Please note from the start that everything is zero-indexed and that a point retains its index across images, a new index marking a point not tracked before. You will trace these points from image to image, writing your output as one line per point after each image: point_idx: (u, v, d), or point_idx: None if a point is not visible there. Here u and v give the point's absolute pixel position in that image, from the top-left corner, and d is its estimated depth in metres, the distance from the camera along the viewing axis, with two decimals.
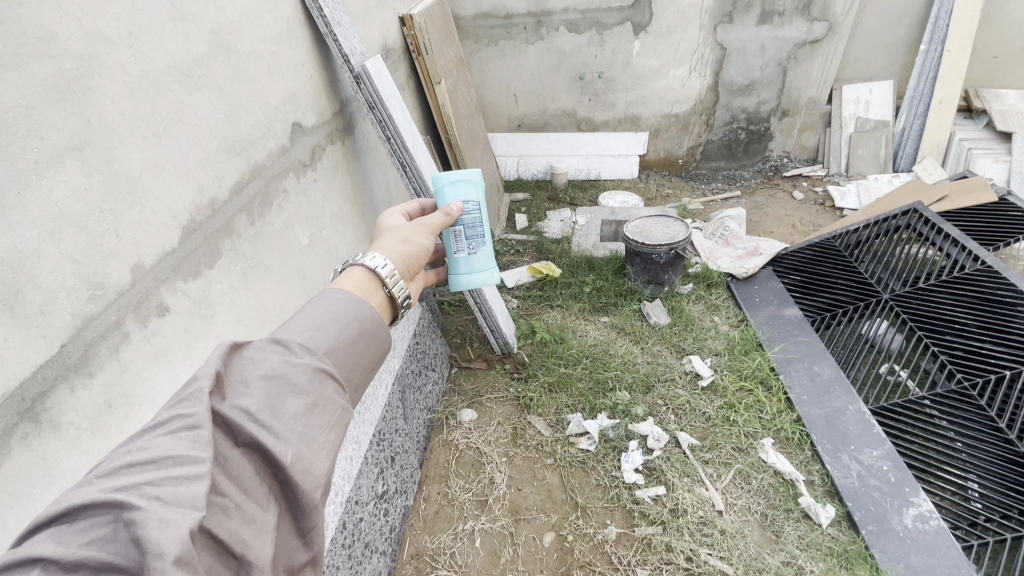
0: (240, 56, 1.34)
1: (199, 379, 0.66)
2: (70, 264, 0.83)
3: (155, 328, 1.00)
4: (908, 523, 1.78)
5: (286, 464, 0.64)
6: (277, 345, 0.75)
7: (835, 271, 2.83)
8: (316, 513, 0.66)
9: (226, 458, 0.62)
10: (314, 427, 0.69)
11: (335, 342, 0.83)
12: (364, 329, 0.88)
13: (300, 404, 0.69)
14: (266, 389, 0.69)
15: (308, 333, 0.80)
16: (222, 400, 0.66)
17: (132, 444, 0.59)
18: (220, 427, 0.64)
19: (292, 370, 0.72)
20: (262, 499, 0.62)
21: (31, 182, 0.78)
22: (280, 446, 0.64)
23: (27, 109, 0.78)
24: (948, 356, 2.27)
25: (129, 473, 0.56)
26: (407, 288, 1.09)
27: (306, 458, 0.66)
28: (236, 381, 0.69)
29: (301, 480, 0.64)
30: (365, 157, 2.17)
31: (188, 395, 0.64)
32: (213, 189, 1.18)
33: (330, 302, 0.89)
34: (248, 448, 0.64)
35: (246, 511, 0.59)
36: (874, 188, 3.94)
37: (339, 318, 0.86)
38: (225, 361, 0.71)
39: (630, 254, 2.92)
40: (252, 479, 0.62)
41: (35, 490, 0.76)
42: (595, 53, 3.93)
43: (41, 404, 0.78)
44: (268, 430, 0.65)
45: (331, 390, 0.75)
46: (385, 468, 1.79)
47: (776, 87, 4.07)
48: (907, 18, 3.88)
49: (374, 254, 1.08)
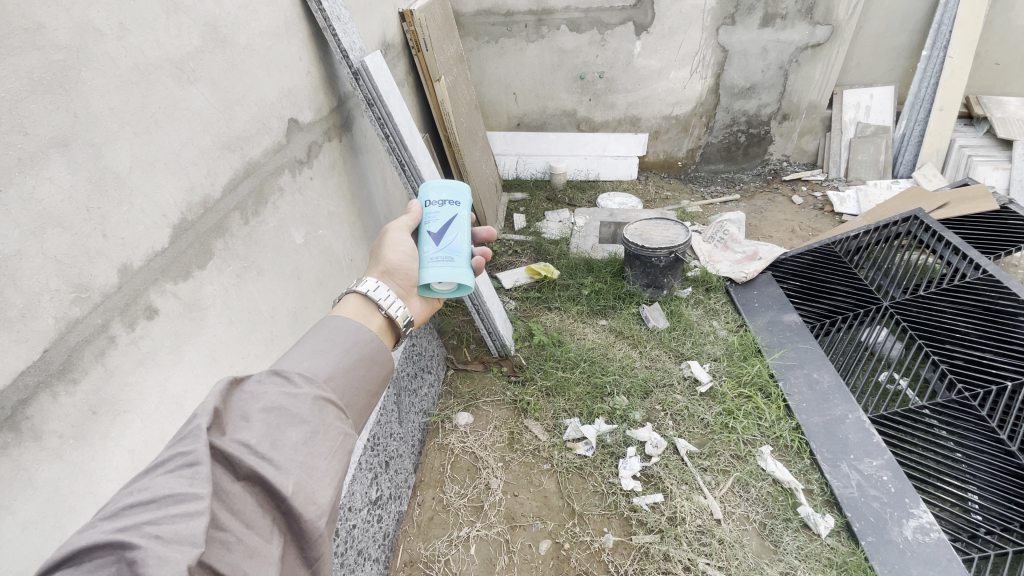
0: (236, 49, 1.30)
1: (197, 416, 0.63)
2: (54, 265, 0.79)
3: (143, 331, 0.96)
4: (908, 535, 1.76)
5: (287, 495, 0.60)
6: (276, 376, 0.72)
7: (835, 277, 2.82)
8: (320, 542, 0.63)
9: (227, 493, 0.59)
10: (316, 456, 0.66)
11: (335, 369, 0.79)
12: (365, 354, 0.85)
13: (300, 433, 0.66)
14: (266, 421, 0.65)
15: (307, 362, 0.77)
16: (221, 435, 0.62)
17: (134, 484, 0.56)
18: (219, 462, 0.60)
19: (292, 401, 0.69)
20: (265, 531, 0.58)
21: (15, 179, 0.74)
22: (281, 477, 0.61)
23: (11, 102, 0.74)
24: (948, 366, 2.26)
25: (131, 512, 0.53)
26: (408, 310, 1.05)
27: (308, 487, 0.63)
28: (235, 415, 0.66)
29: (304, 510, 0.61)
30: (363, 155, 2.13)
31: (187, 431, 0.61)
32: (205, 187, 1.14)
33: (331, 329, 0.86)
34: (249, 481, 0.61)
35: (249, 545, 0.56)
36: (873, 194, 3.93)
37: (339, 346, 0.83)
38: (225, 395, 0.68)
39: (630, 256, 2.90)
40: (254, 511, 0.59)
41: (14, 503, 0.72)
42: (596, 52, 3.90)
43: (22, 413, 0.74)
44: (268, 461, 0.62)
45: (333, 416, 0.72)
46: (380, 473, 1.76)
47: (776, 90, 4.06)
48: (909, 24, 3.88)
49: (368, 278, 1.05)
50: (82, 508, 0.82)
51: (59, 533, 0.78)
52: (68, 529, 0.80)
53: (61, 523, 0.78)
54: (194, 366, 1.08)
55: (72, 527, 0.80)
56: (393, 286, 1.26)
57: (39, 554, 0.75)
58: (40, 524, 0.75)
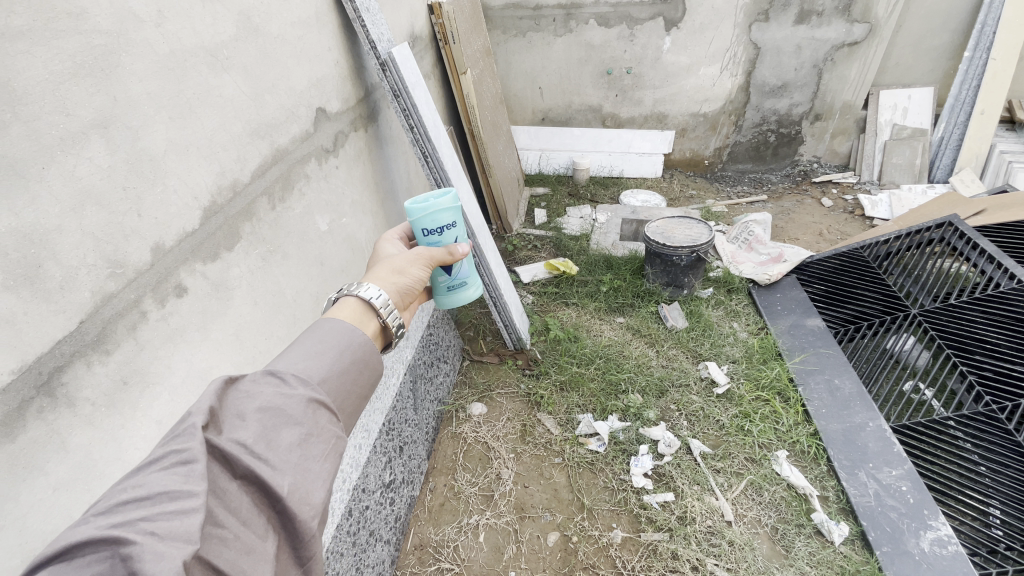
0: (268, 38, 1.33)
1: (192, 415, 0.64)
2: (91, 241, 0.83)
3: (173, 308, 1.00)
4: (925, 546, 1.72)
5: (283, 495, 0.63)
6: (271, 377, 0.74)
7: (862, 282, 2.76)
8: (313, 542, 0.66)
9: (225, 491, 0.61)
10: (309, 457, 0.68)
11: (330, 372, 0.81)
12: (358, 357, 0.86)
13: (294, 435, 0.69)
14: (261, 421, 0.67)
15: (302, 363, 0.79)
16: (218, 434, 0.64)
17: (128, 480, 0.57)
18: (216, 461, 0.62)
19: (286, 401, 0.71)
20: (261, 529, 0.61)
21: (56, 158, 0.78)
22: (277, 477, 0.64)
23: (54, 84, 0.78)
24: (977, 377, 2.19)
25: (126, 509, 0.54)
26: (401, 316, 1.04)
27: (302, 488, 0.65)
28: (231, 414, 0.68)
29: (299, 510, 0.64)
30: (388, 145, 2.16)
31: (182, 430, 0.62)
32: (235, 171, 1.18)
33: (326, 330, 0.87)
34: (246, 480, 0.63)
35: (246, 542, 0.58)
36: (906, 199, 3.82)
37: (334, 348, 0.84)
38: (220, 394, 0.69)
39: (650, 254, 2.88)
40: (250, 510, 0.61)
41: (48, 464, 0.77)
42: (624, 47, 3.86)
43: (58, 379, 0.78)
44: (263, 460, 0.64)
45: (325, 419, 0.74)
46: (393, 457, 1.80)
47: (809, 89, 3.96)
48: (952, 23, 3.74)
49: (369, 283, 1.03)
50: (111, 473, 0.87)
51: (87, 495, 0.83)
52: (97, 492, 0.84)
53: (90, 487, 0.83)
54: (220, 344, 1.12)
55: (98, 491, 0.85)
56: (393, 295, 1.12)
57: (69, 513, 0.79)
58: (70, 486, 0.79)
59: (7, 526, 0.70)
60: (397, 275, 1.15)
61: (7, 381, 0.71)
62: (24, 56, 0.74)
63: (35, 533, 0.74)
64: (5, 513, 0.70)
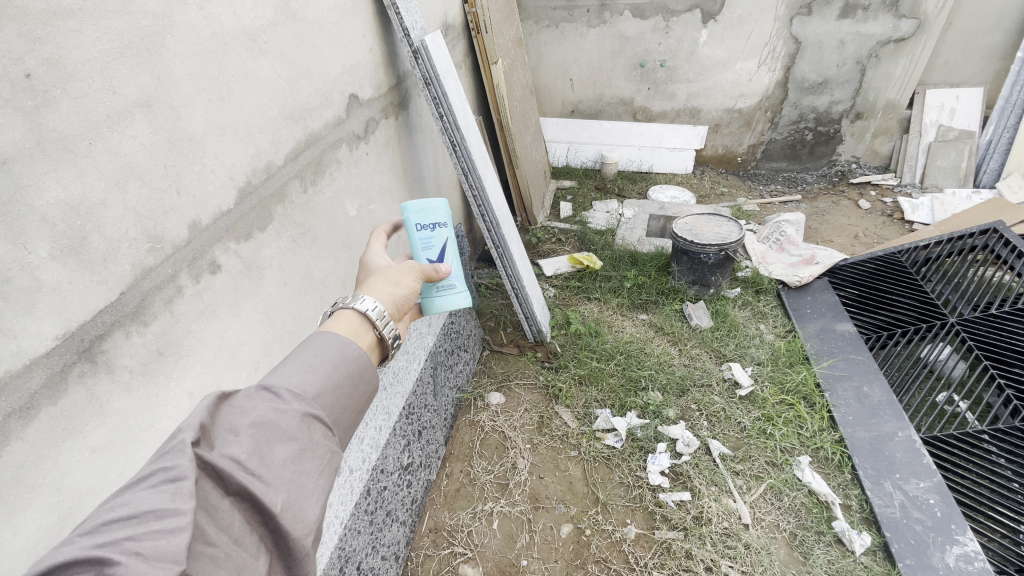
0: (306, 24, 1.36)
1: (184, 430, 0.63)
2: (133, 216, 0.86)
3: (207, 284, 1.03)
4: (950, 562, 1.67)
5: (276, 512, 0.62)
6: (265, 392, 0.73)
7: (898, 288, 2.67)
8: (307, 561, 0.65)
9: (216, 508, 0.60)
10: (303, 473, 0.68)
11: (324, 385, 0.81)
12: (353, 371, 0.86)
13: (288, 451, 0.68)
14: (255, 437, 0.67)
15: (297, 376, 0.78)
16: (209, 450, 0.63)
17: (115, 499, 0.56)
18: (209, 478, 0.61)
19: (280, 416, 0.71)
20: (253, 547, 0.60)
21: (103, 135, 0.81)
22: (271, 493, 0.63)
23: (102, 64, 0.81)
24: (1016, 390, 2.10)
25: (112, 529, 0.53)
26: (398, 327, 1.02)
27: (296, 504, 0.65)
28: (224, 430, 0.67)
29: (291, 528, 0.63)
30: (417, 133, 2.17)
31: (171, 446, 0.61)
32: (269, 154, 1.21)
33: (321, 345, 0.86)
34: (238, 497, 0.62)
35: (237, 561, 0.57)
36: (949, 203, 3.66)
37: (328, 362, 0.83)
38: (212, 410, 0.68)
39: (677, 252, 2.83)
40: (242, 528, 0.60)
41: (86, 427, 0.80)
42: (659, 40, 3.78)
43: (98, 346, 0.82)
44: (257, 476, 0.63)
45: (320, 434, 0.74)
46: (412, 441, 1.83)
47: (851, 86, 3.83)
48: (1005, 22, 3.57)
49: (365, 295, 1.02)
50: (144, 440, 0.90)
51: (123, 459, 0.86)
52: (131, 458, 0.88)
53: (124, 452, 0.86)
54: (249, 320, 1.15)
55: (133, 457, 0.88)
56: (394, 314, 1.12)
57: (104, 476, 0.83)
58: (106, 448, 0.83)
59: (45, 484, 0.74)
60: (394, 287, 1.14)
61: (51, 346, 0.75)
62: (75, 35, 0.76)
63: (72, 493, 0.78)
64: (43, 471, 0.74)
